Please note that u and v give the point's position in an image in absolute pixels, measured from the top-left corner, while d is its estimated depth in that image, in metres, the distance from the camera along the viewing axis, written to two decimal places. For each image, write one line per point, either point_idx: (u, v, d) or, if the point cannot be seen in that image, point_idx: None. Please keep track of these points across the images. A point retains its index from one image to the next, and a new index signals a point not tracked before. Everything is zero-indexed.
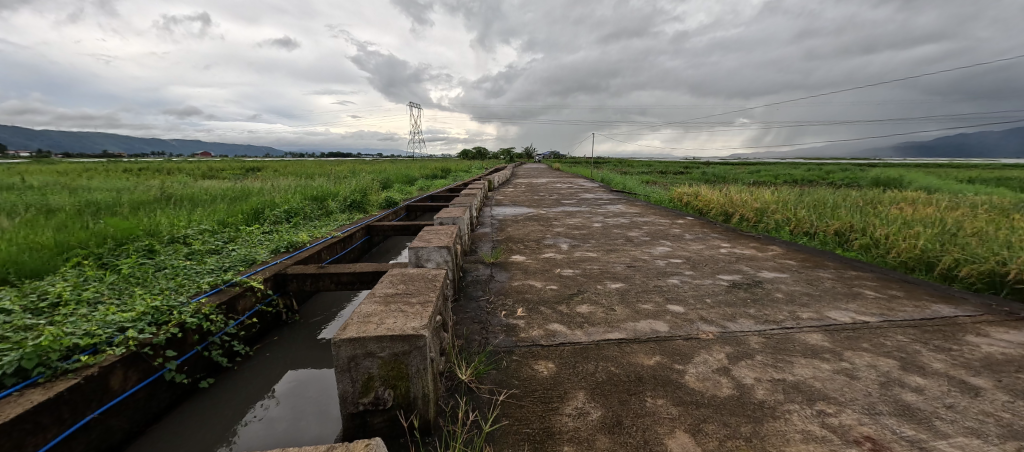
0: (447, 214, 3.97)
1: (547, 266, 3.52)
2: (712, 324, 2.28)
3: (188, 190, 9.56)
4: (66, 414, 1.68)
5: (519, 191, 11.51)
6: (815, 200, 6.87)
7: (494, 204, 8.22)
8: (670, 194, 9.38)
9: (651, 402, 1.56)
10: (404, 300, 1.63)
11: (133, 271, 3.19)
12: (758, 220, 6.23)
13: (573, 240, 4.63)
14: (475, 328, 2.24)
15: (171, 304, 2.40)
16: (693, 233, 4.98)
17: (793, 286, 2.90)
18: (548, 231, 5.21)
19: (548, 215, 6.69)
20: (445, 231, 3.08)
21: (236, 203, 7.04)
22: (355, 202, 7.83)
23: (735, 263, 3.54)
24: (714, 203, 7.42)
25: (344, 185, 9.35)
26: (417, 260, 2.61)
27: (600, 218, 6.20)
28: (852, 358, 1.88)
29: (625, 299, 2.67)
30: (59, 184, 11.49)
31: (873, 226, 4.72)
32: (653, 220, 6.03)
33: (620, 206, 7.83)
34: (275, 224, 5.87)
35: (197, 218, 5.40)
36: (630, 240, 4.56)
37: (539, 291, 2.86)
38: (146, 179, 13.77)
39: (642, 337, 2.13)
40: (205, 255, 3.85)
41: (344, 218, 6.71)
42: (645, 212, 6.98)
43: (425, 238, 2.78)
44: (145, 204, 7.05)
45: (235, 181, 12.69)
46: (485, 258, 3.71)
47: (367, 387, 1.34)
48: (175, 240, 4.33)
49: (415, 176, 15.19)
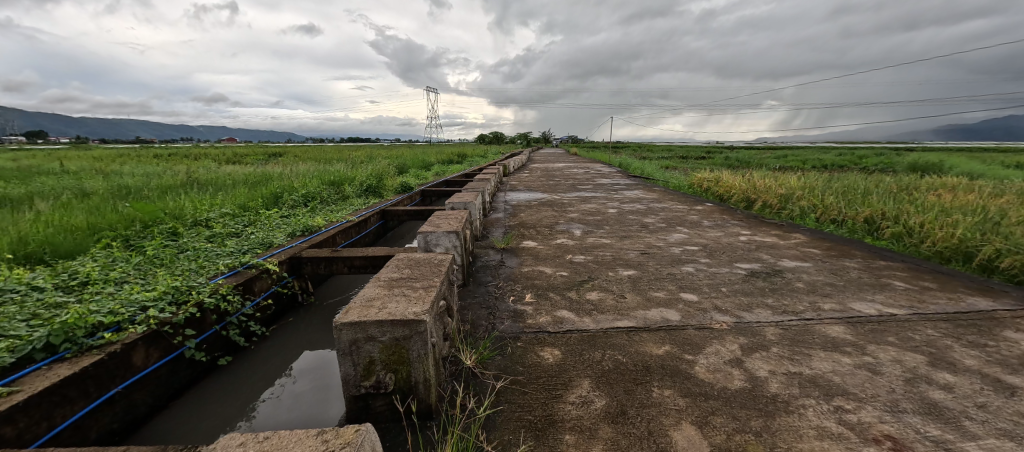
0: (459, 198, 3.95)
1: (558, 252, 3.47)
2: (726, 314, 2.20)
3: (212, 175, 9.88)
4: (91, 389, 1.77)
5: (534, 176, 11.39)
6: (844, 186, 6.56)
7: (509, 189, 8.18)
8: (690, 180, 9.12)
9: (657, 393, 1.52)
10: (407, 285, 1.62)
11: (157, 252, 3.31)
12: (782, 207, 6.00)
13: (586, 226, 4.56)
14: (482, 314, 2.23)
15: (190, 285, 2.49)
16: (711, 220, 4.83)
17: (815, 276, 2.77)
18: (561, 216, 5.15)
19: (562, 201, 6.60)
20: (455, 215, 3.07)
21: (256, 187, 7.22)
22: (371, 187, 7.89)
23: (754, 251, 3.41)
24: (735, 189, 7.17)
25: (361, 170, 9.46)
26: (426, 245, 2.61)
27: (615, 204, 6.07)
28: (876, 352, 1.78)
29: (636, 287, 2.61)
30: (93, 169, 12.11)
31: (907, 214, 4.47)
32: (671, 206, 5.87)
33: (637, 191, 7.67)
34: (293, 208, 6.00)
35: (219, 202, 5.56)
36: (644, 226, 4.45)
37: (549, 277, 2.82)
38: (174, 164, 14.36)
39: (652, 325, 2.08)
40: (225, 238, 3.96)
41: (360, 202, 6.81)
42: (663, 197, 6.79)
43: (434, 223, 2.76)
44: (171, 188, 7.31)
45: (258, 166, 13.08)
46: (496, 244, 3.68)
47: (368, 371, 1.35)
48: (198, 223, 4.49)
49: (430, 161, 15.20)
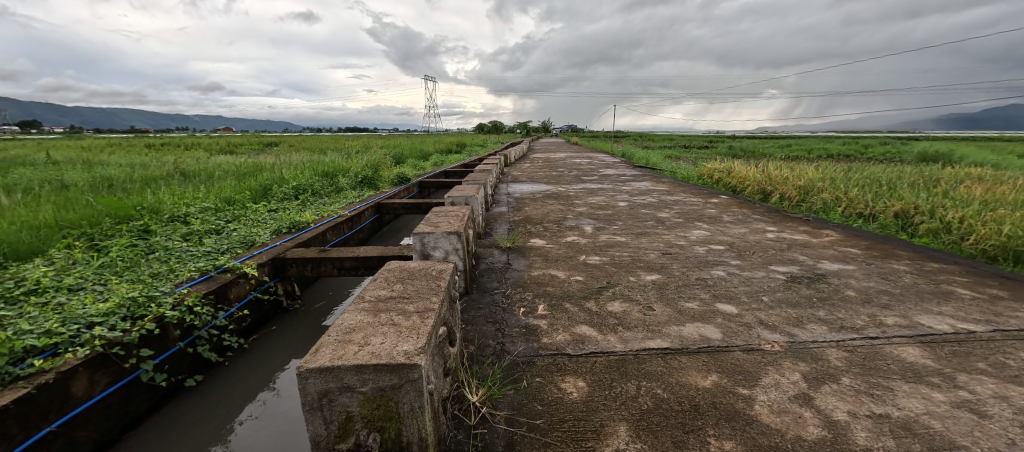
0: (460, 192, 3.60)
1: (570, 252, 3.13)
2: (776, 331, 1.87)
3: (200, 165, 9.45)
4: (14, 430, 1.44)
5: (537, 167, 11.00)
6: (866, 178, 6.21)
7: (511, 180, 7.82)
8: (699, 171, 8.76)
9: (714, 445, 1.20)
10: (397, 308, 1.28)
11: (123, 254, 2.97)
12: (802, 200, 5.66)
13: (597, 221, 4.22)
14: (488, 331, 1.91)
15: (150, 295, 2.15)
16: (731, 214, 4.49)
17: (865, 282, 2.44)
18: (569, 210, 4.80)
19: (568, 193, 6.25)
20: (456, 213, 2.72)
21: (244, 179, 6.83)
22: (366, 178, 7.50)
23: (788, 251, 3.07)
24: (750, 181, 6.81)
25: (356, 161, 9.07)
26: (423, 248, 2.27)
27: (625, 197, 5.72)
28: (971, 385, 1.46)
29: (664, 296, 2.28)
30: (80, 159, 11.84)
31: (943, 209, 4.13)
32: (684, 199, 5.52)
33: (645, 183, 7.31)
34: (282, 202, 5.64)
35: (202, 195, 5.20)
36: (660, 222, 4.11)
37: (562, 283, 2.49)
38: (165, 154, 14.04)
39: (691, 346, 1.76)
40: (203, 236, 3.61)
41: (354, 195, 6.45)
42: (674, 190, 6.43)
43: (431, 222, 2.42)
44: (156, 180, 6.95)
45: (250, 156, 12.68)
46: (500, 243, 3.34)
47: (346, 430, 1.03)
48: (177, 219, 4.13)
49: (428, 151, 14.73)
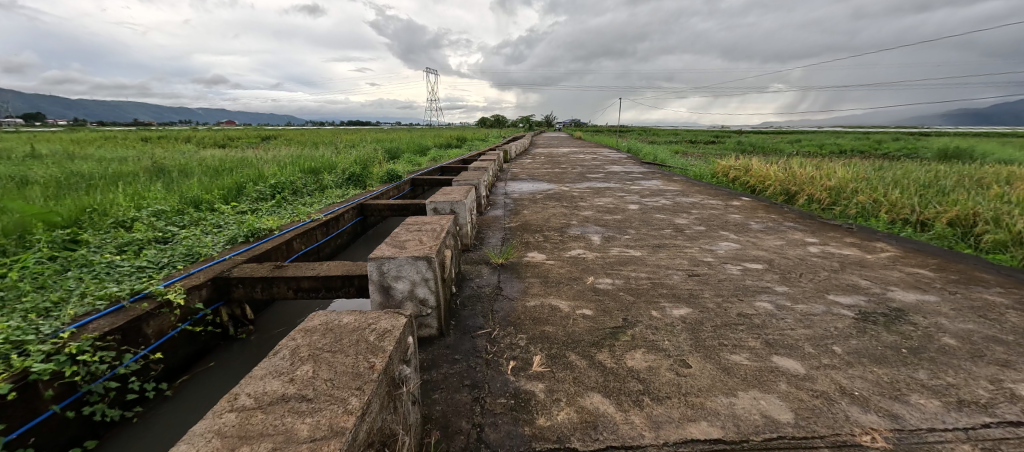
0: (445, 197, 3.04)
1: (574, 272, 2.57)
2: (869, 409, 1.32)
3: (181, 160, 8.94)
4: None
5: (539, 163, 10.41)
6: (904, 178, 5.60)
7: (510, 178, 7.26)
8: (713, 168, 8.16)
9: None
10: (281, 432, 0.74)
11: (30, 272, 2.44)
12: (833, 203, 5.06)
13: (606, 229, 3.66)
14: (460, 406, 1.36)
15: (20, 339, 1.61)
16: (760, 221, 3.92)
17: (960, 322, 1.88)
18: (573, 214, 4.25)
19: (572, 193, 5.69)
20: (432, 227, 2.17)
21: (221, 176, 6.30)
22: (354, 174, 6.94)
23: (844, 273, 2.50)
24: (772, 180, 6.20)
25: (346, 156, 8.54)
26: (382, 278, 1.72)
27: (635, 199, 5.14)
28: None
29: (700, 342, 1.72)
30: (62, 152, 11.38)
31: (1011, 217, 3.54)
32: (702, 201, 4.95)
33: (656, 182, 6.73)
34: (256, 202, 5.11)
35: (164, 194, 4.67)
36: (679, 231, 3.53)
37: (566, 319, 1.94)
38: (153, 147, 13.57)
39: (753, 436, 1.21)
40: (145, 248, 3.08)
41: (338, 194, 5.91)
42: (688, 189, 5.85)
43: (396, 243, 1.87)
44: (126, 176, 6.42)
45: (241, 150, 12.18)
46: (491, 258, 2.79)
47: None
48: (123, 224, 3.60)
49: (425, 145, 14.16)
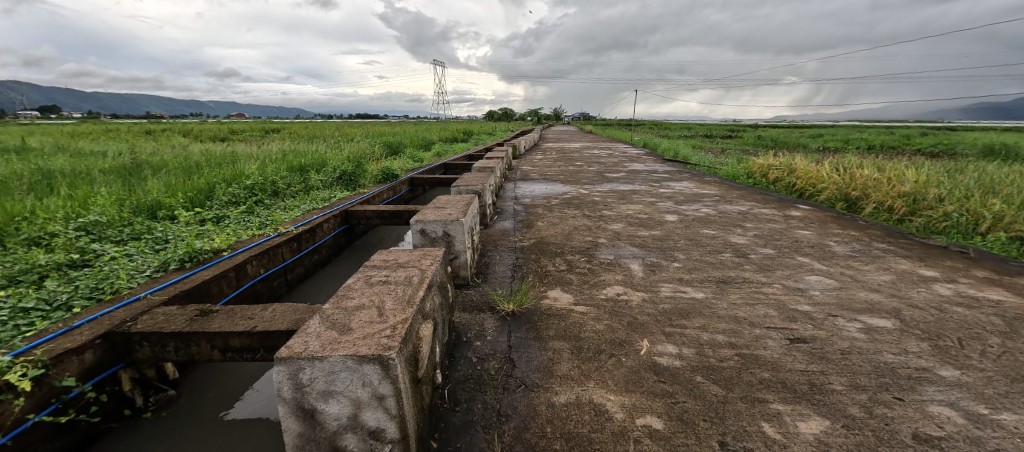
0: (437, 214, 2.27)
1: (618, 329, 1.79)
2: None
3: (165, 156, 8.27)
4: None
5: (550, 159, 9.58)
6: (994, 180, 4.67)
7: (520, 178, 6.46)
8: (749, 166, 7.24)
9: None
10: None
11: None
12: (913, 213, 4.18)
13: (645, 251, 2.86)
14: None
15: None
16: (841, 240, 3.07)
17: None
18: (599, 228, 3.44)
19: (593, 197, 4.87)
20: (407, 276, 1.39)
21: (195, 174, 5.59)
22: (345, 173, 6.20)
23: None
24: (827, 182, 5.32)
25: (340, 152, 7.80)
26: (303, 391, 0.95)
27: (669, 207, 4.32)
28: None
29: None
30: (50, 145, 10.89)
31: None
32: (753, 210, 4.10)
33: (687, 184, 5.88)
34: (225, 207, 4.39)
35: (113, 199, 3.96)
36: (743, 256, 2.71)
37: (623, 445, 1.15)
38: (144, 141, 12.97)
39: None
40: (47, 277, 2.35)
41: (324, 196, 5.18)
42: (730, 194, 5.00)
43: (341, 319, 1.11)
44: (91, 174, 5.74)
45: (234, 144, 11.53)
46: (498, 303, 2.01)
47: None
48: (40, 242, 2.86)
49: (429, 139, 13.37)
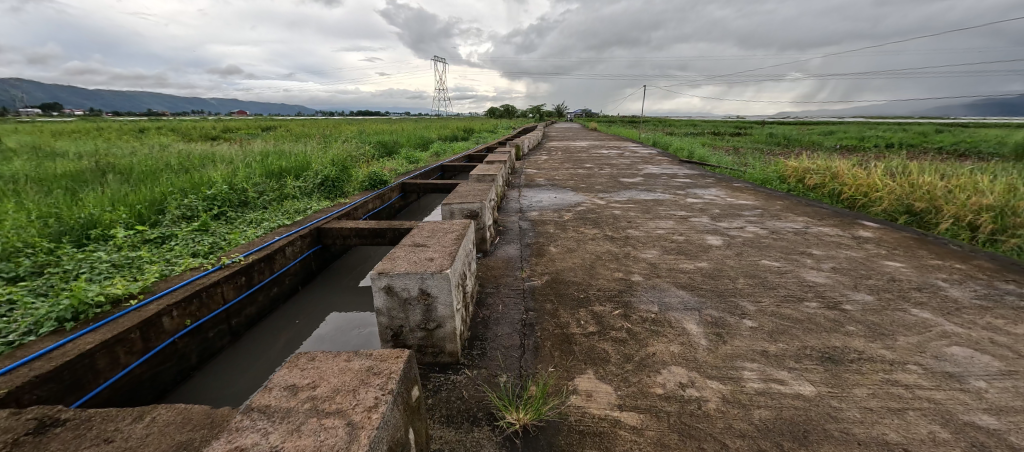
0: (411, 263, 1.55)
1: None
2: None
3: (139, 157, 7.59)
4: None
5: (558, 161, 8.85)
6: None
7: (526, 184, 5.73)
8: (781, 169, 6.46)
9: None
10: None
11: None
12: (1006, 232, 3.42)
13: (698, 296, 2.13)
14: None
15: None
16: (954, 280, 2.32)
17: None
18: (628, 257, 2.72)
19: (611, 210, 4.14)
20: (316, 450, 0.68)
21: (154, 181, 4.89)
22: (328, 179, 5.48)
23: None
24: (884, 191, 4.55)
25: (328, 153, 7.08)
26: None
27: (707, 224, 3.58)
28: None
29: None
30: (24, 145, 10.28)
31: None
32: (812, 229, 3.35)
33: (717, 192, 5.13)
34: (177, 223, 3.68)
35: (32, 216, 3.25)
36: (837, 308, 1.98)
37: None
38: (126, 140, 12.28)
39: None
40: None
41: (299, 207, 4.46)
42: (772, 206, 4.26)
43: None
44: (36, 180, 5.04)
45: (221, 143, 10.84)
46: (500, 408, 1.30)
47: None
48: None
49: (428, 138, 12.64)
